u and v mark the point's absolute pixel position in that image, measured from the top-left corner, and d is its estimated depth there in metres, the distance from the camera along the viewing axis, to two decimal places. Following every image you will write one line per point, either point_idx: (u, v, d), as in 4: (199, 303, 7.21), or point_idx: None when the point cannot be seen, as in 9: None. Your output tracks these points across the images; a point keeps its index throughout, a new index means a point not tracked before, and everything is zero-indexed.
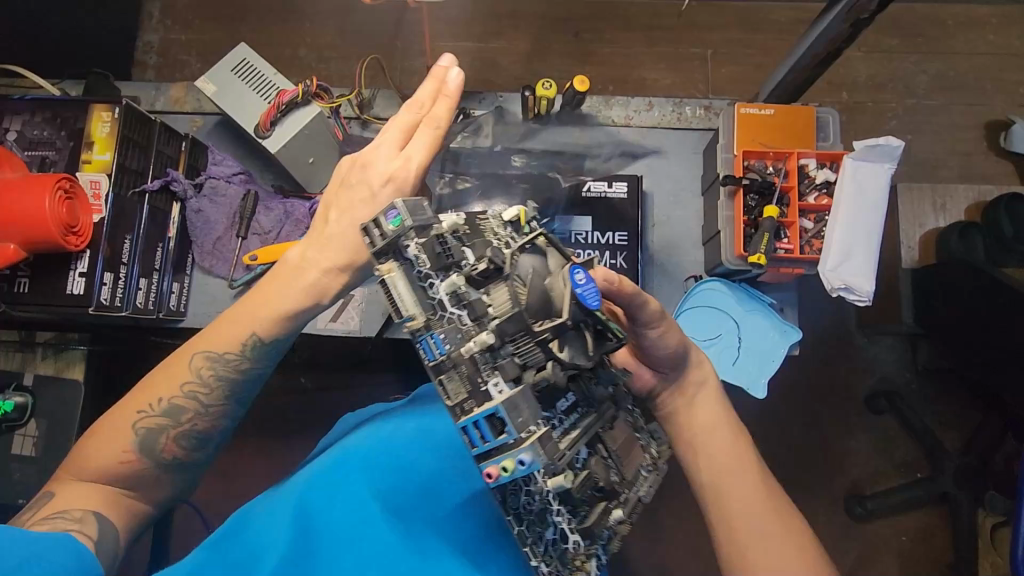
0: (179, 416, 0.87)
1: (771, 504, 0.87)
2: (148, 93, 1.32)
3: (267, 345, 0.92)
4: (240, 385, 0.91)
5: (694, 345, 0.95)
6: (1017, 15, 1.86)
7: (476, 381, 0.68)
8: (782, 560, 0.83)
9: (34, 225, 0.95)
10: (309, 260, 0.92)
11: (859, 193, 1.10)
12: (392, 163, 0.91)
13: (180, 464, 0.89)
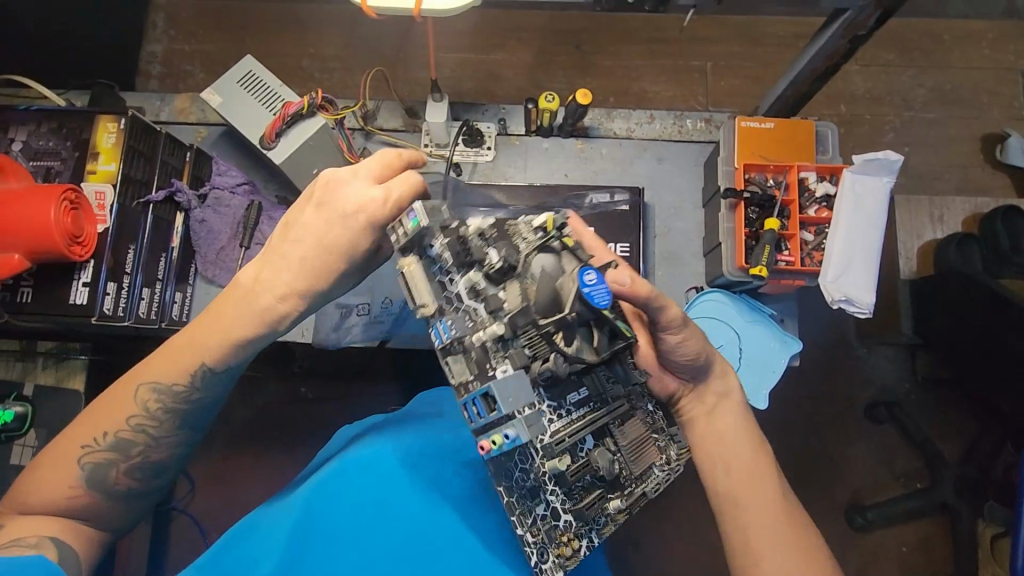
0: (128, 450, 0.87)
1: (788, 518, 0.86)
2: (153, 103, 1.33)
3: (216, 374, 0.90)
4: (189, 414, 0.91)
5: (717, 355, 0.95)
6: (1012, 29, 1.88)
7: (480, 364, 0.73)
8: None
9: (38, 236, 0.95)
10: (262, 282, 0.89)
11: (858, 205, 1.12)
12: (361, 195, 0.86)
13: (134, 493, 0.90)
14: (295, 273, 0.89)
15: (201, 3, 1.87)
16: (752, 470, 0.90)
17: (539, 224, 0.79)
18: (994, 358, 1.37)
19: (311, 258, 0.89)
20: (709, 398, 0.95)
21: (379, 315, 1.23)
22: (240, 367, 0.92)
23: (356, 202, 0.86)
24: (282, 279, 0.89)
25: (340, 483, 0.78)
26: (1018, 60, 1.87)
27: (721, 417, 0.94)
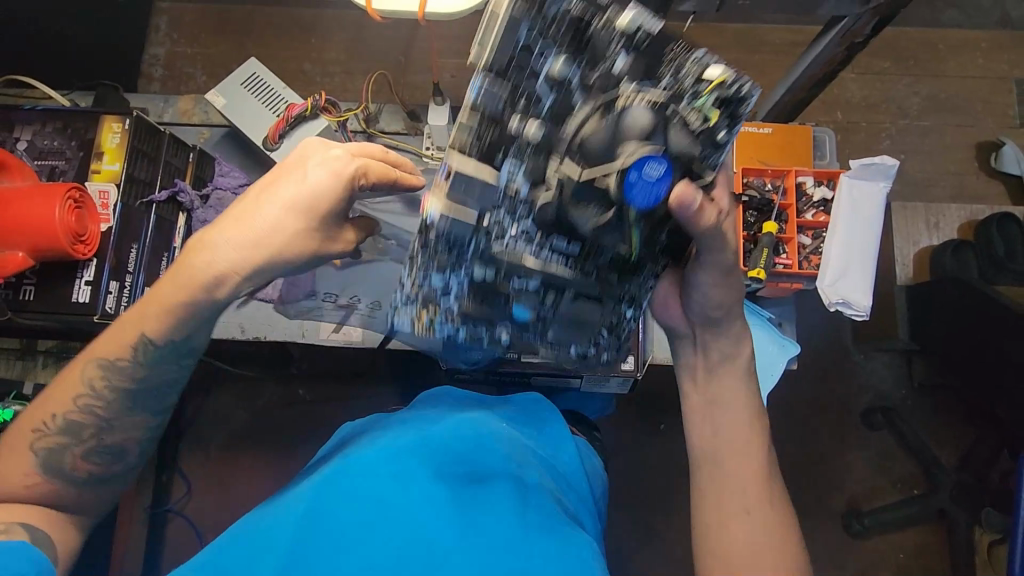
0: (79, 433, 0.85)
1: (766, 495, 0.84)
2: (157, 104, 1.34)
3: (160, 346, 0.85)
4: (141, 391, 0.87)
5: (735, 318, 0.90)
6: (1005, 40, 1.91)
7: (498, 125, 0.71)
8: (758, 550, 0.80)
9: (42, 233, 0.96)
10: (214, 244, 0.84)
11: (854, 209, 1.14)
12: (331, 162, 0.84)
13: (98, 480, 0.87)
14: (246, 240, 0.84)
15: (204, 6, 1.88)
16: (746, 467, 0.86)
17: (709, 76, 0.70)
18: (992, 364, 1.38)
19: (269, 218, 0.84)
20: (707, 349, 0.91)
21: (381, 316, 1.23)
22: (187, 339, 0.87)
23: (326, 166, 0.84)
24: (233, 248, 0.83)
25: (347, 471, 0.78)
26: (1012, 70, 1.90)
27: (720, 406, 0.89)
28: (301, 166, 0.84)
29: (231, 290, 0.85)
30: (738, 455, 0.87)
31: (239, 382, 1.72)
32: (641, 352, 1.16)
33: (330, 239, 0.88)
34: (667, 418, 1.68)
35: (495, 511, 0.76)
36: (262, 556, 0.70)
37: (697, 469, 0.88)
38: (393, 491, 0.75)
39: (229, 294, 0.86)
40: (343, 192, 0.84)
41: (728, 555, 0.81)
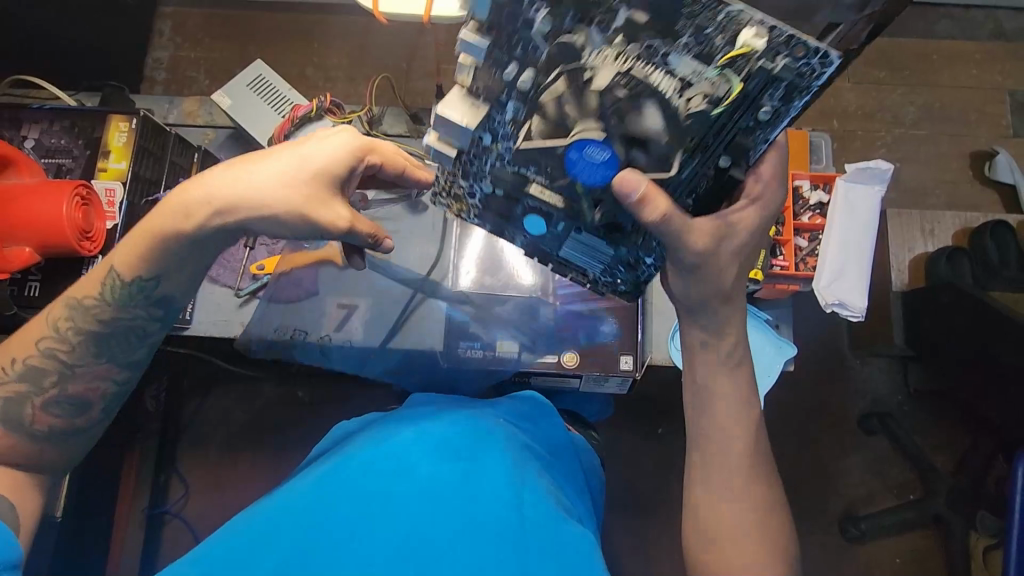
0: (40, 380, 0.91)
1: (750, 463, 0.92)
2: (162, 106, 1.36)
3: (127, 286, 0.92)
4: (105, 337, 0.93)
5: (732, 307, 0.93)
6: (998, 51, 1.94)
7: (493, 70, 0.73)
8: (740, 509, 0.90)
9: (49, 229, 0.97)
10: (205, 182, 0.87)
11: (850, 213, 1.16)
12: (344, 139, 0.92)
13: (59, 434, 0.93)
14: (233, 179, 0.86)
15: (208, 11, 1.90)
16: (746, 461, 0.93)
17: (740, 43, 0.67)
18: (988, 369, 1.40)
19: (266, 167, 0.87)
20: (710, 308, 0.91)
21: (383, 317, 1.23)
22: (156, 285, 0.93)
23: (339, 140, 0.92)
24: (217, 182, 0.86)
25: (348, 467, 0.76)
26: (1005, 80, 1.93)
27: (719, 399, 0.93)
28: (310, 134, 0.92)
29: (201, 223, 0.86)
30: (737, 447, 0.92)
31: (239, 384, 1.73)
32: (638, 352, 1.17)
33: (318, 202, 0.88)
34: (664, 422, 1.69)
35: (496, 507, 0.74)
36: (263, 550, 0.67)
37: (693, 432, 0.95)
38: (399, 483, 0.73)
39: (197, 228, 0.87)
40: (342, 161, 0.91)
41: (714, 511, 0.90)
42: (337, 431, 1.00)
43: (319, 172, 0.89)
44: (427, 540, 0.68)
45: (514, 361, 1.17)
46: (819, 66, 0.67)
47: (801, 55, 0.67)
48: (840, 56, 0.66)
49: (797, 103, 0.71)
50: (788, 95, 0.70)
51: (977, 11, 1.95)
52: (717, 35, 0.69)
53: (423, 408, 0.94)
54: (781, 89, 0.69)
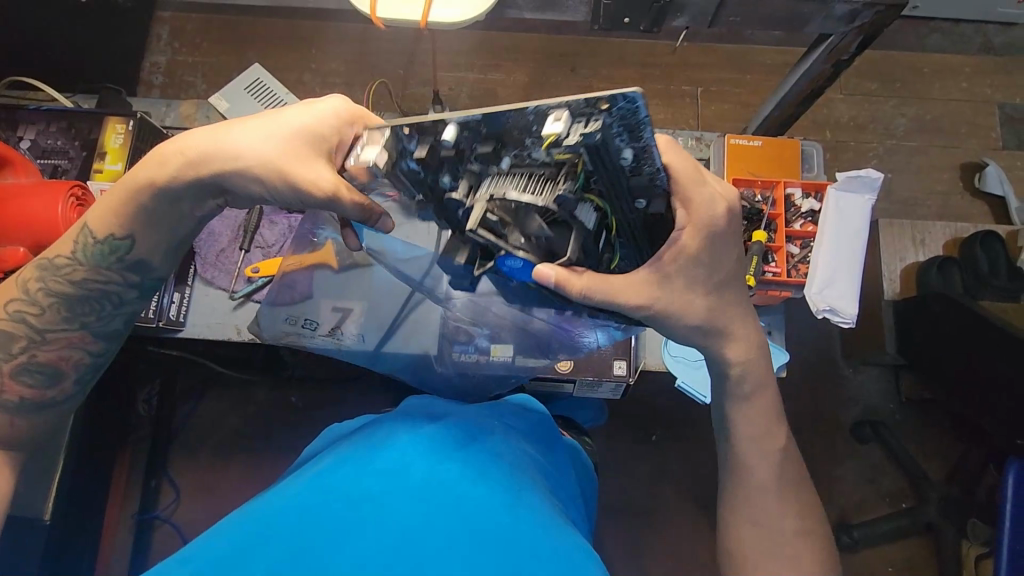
0: (11, 345, 0.92)
1: (782, 484, 0.96)
2: (159, 109, 1.35)
3: (99, 245, 0.92)
4: (78, 300, 0.94)
5: (733, 320, 0.94)
6: (988, 65, 1.97)
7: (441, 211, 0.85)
8: (770, 520, 0.94)
9: (45, 229, 0.98)
10: (186, 139, 0.88)
11: (841, 220, 1.17)
12: (330, 105, 0.91)
13: (33, 405, 0.94)
14: (213, 137, 0.87)
15: (206, 17, 1.91)
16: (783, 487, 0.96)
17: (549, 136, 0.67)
18: (977, 374, 1.41)
19: (245, 128, 0.88)
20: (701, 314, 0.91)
21: (376, 318, 1.23)
22: (130, 247, 0.93)
23: (324, 106, 0.91)
24: (199, 137, 0.88)
25: (344, 470, 0.76)
26: (995, 93, 1.96)
27: (753, 420, 0.98)
28: (303, 100, 0.92)
29: (175, 174, 0.87)
30: (773, 469, 0.96)
31: (232, 388, 1.72)
32: (631, 357, 1.20)
33: (294, 159, 0.85)
34: (658, 429, 1.69)
35: (489, 507, 0.72)
36: (257, 549, 0.66)
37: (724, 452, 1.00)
38: (396, 483, 0.73)
39: (170, 177, 0.87)
40: (326, 123, 0.89)
41: (746, 530, 0.95)
42: (328, 436, 0.99)
43: (299, 130, 0.87)
44: (424, 537, 0.67)
45: (507, 364, 1.18)
46: (629, 106, 0.64)
47: (604, 109, 0.65)
48: (631, 90, 0.62)
49: (642, 132, 0.69)
50: (632, 133, 0.69)
51: (967, 25, 1.98)
52: (539, 124, 0.69)
53: (415, 411, 0.93)
54: (618, 135, 0.69)
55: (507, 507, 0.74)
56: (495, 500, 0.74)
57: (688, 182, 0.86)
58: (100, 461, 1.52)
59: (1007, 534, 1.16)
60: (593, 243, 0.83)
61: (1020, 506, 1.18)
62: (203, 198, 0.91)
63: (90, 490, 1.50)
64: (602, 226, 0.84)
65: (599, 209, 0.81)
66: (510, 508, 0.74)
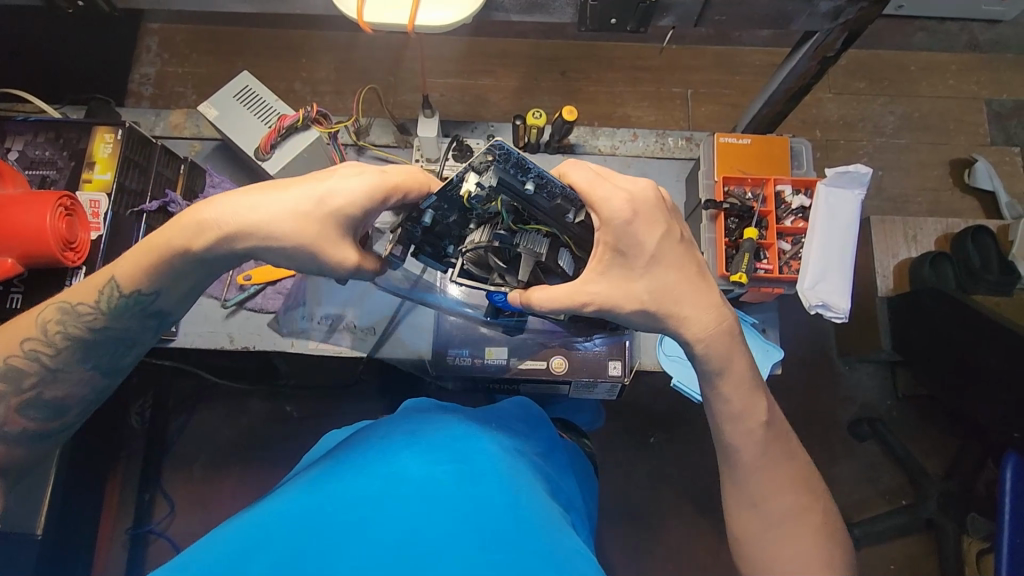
0: (20, 380, 0.89)
1: (803, 497, 0.89)
2: (148, 119, 1.40)
3: (124, 297, 0.90)
4: (93, 345, 0.92)
5: (701, 307, 0.89)
6: (973, 62, 1.99)
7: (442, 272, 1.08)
8: (792, 538, 0.87)
9: (33, 240, 0.97)
10: (218, 210, 0.84)
11: (832, 216, 1.17)
12: (370, 184, 0.86)
13: (34, 436, 0.93)
14: (245, 207, 0.84)
15: (195, 26, 1.91)
16: (763, 453, 0.89)
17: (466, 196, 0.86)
18: (971, 368, 1.41)
19: (281, 205, 0.83)
20: (641, 298, 0.89)
21: (371, 325, 1.23)
22: (154, 300, 0.92)
23: (361, 188, 0.85)
24: (238, 209, 0.84)
25: (348, 472, 0.75)
26: (981, 90, 1.98)
27: (762, 442, 0.89)
28: (336, 169, 0.87)
29: (210, 244, 0.84)
30: (794, 481, 0.89)
31: (227, 399, 1.71)
32: (626, 357, 1.17)
33: (328, 241, 0.85)
34: (656, 431, 1.69)
35: (487, 507, 0.72)
36: (256, 551, 0.64)
37: (730, 476, 0.91)
38: (401, 484, 0.72)
39: (207, 247, 0.84)
40: (361, 202, 0.85)
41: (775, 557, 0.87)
42: (322, 447, 0.98)
43: (335, 211, 0.85)
44: (428, 535, 0.66)
45: (502, 367, 1.18)
46: (502, 152, 0.83)
47: (491, 160, 0.83)
48: (494, 141, 0.80)
49: (525, 165, 0.84)
50: (521, 167, 0.84)
51: (952, 23, 2.00)
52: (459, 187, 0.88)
53: (410, 413, 0.92)
54: (512, 174, 0.85)
55: (509, 511, 0.73)
56: (498, 501, 0.73)
57: (593, 185, 0.86)
58: (91, 475, 1.50)
59: (1006, 529, 1.16)
60: (552, 258, 0.94)
61: (1020, 500, 1.18)
62: (235, 260, 0.89)
63: (82, 506, 1.48)
64: (557, 243, 0.95)
65: (548, 234, 0.94)
66: (508, 509, 0.73)
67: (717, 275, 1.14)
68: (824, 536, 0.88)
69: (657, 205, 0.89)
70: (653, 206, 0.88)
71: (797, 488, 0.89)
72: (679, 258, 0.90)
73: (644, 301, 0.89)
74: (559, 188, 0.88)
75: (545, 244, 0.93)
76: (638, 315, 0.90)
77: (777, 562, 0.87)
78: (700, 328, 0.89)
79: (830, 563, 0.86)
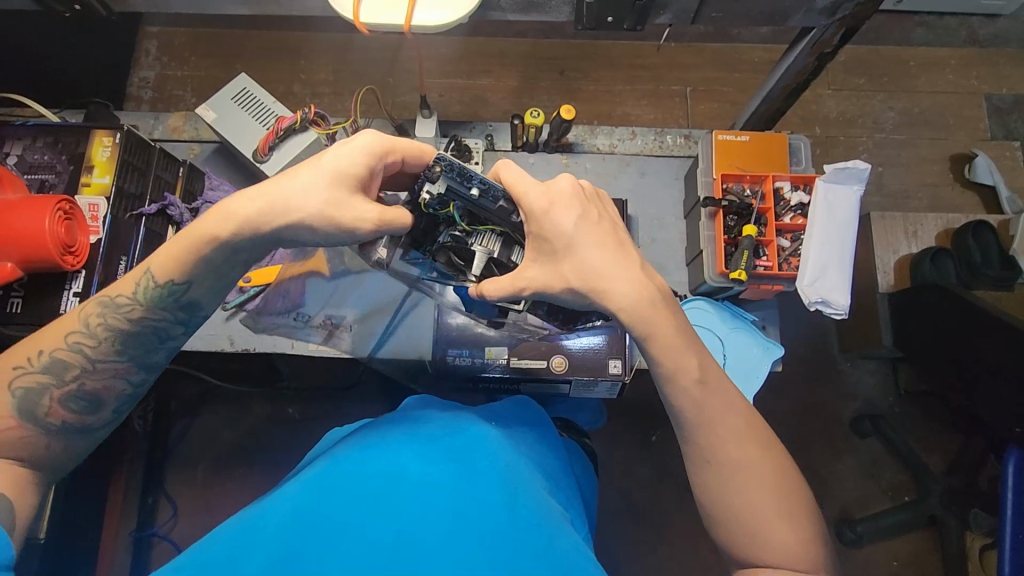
0: (63, 372, 0.87)
1: (765, 453, 0.84)
2: (148, 122, 1.41)
3: (161, 288, 0.89)
4: (131, 335, 0.91)
5: (621, 279, 0.86)
6: (974, 57, 1.99)
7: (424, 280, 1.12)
8: (755, 498, 0.81)
9: (32, 245, 0.97)
10: (236, 199, 0.85)
11: (830, 212, 1.16)
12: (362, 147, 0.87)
13: (71, 432, 0.89)
14: (259, 192, 0.85)
15: (194, 30, 1.91)
16: (709, 408, 0.84)
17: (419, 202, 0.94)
18: (969, 365, 1.41)
19: (290, 181, 0.85)
20: (568, 280, 0.87)
21: (371, 325, 1.23)
22: (188, 289, 0.91)
23: (355, 150, 0.87)
24: (254, 196, 0.85)
25: (343, 470, 0.74)
26: (981, 85, 1.97)
27: (714, 401, 0.85)
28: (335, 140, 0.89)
29: (233, 232, 0.84)
30: (746, 438, 0.84)
31: (228, 401, 1.72)
32: (627, 356, 1.17)
33: (338, 204, 0.84)
34: (658, 429, 1.69)
35: (479, 505, 0.71)
36: (257, 551, 0.64)
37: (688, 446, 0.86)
38: (397, 483, 0.72)
39: (232, 237, 0.85)
40: (360, 162, 0.87)
41: (743, 522, 0.81)
42: (320, 445, 0.97)
43: (338, 176, 0.85)
44: (420, 536, 0.66)
45: (502, 367, 1.18)
46: (448, 164, 0.90)
47: (439, 169, 0.91)
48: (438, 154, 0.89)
49: (468, 174, 0.90)
50: (465, 176, 0.91)
51: (951, 18, 1.99)
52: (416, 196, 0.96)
53: (406, 411, 0.92)
54: (458, 181, 0.91)
55: (502, 506, 0.72)
56: (489, 497, 0.73)
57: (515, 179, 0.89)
58: (95, 478, 1.50)
59: (1009, 524, 1.16)
60: (501, 253, 0.96)
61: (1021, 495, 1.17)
62: (261, 248, 0.89)
63: (86, 510, 1.49)
64: (508, 240, 0.97)
65: (501, 233, 0.97)
66: (501, 505, 0.72)
67: (715, 274, 1.14)
68: (787, 490, 0.82)
69: (574, 195, 0.90)
70: (571, 197, 0.89)
71: (757, 441, 0.84)
72: (602, 236, 0.88)
73: (572, 283, 0.87)
74: (501, 192, 0.92)
75: (498, 243, 0.96)
76: (569, 296, 0.89)
77: (744, 521, 0.81)
78: (621, 299, 0.85)
79: (794, 515, 0.81)
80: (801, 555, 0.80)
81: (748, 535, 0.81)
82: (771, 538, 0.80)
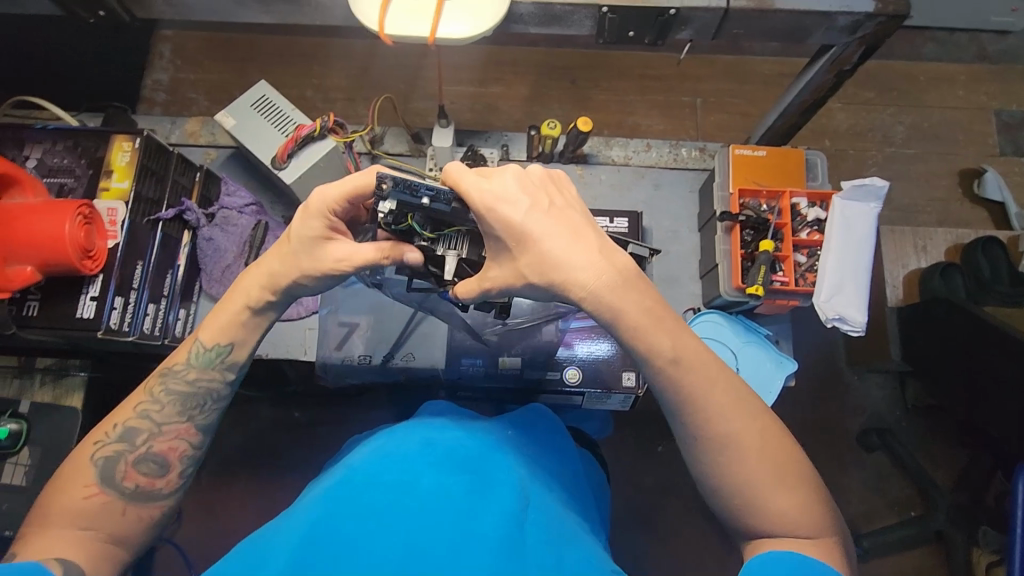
0: (135, 439, 0.86)
1: (756, 422, 0.77)
2: (164, 126, 1.43)
3: (211, 353, 0.91)
4: (193, 394, 0.91)
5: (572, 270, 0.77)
6: (983, 72, 1.99)
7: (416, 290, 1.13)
8: (753, 473, 0.75)
9: (51, 248, 0.97)
10: (240, 287, 0.92)
11: (848, 227, 1.16)
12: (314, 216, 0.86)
13: (143, 497, 0.83)
14: (250, 278, 0.90)
15: (208, 34, 1.92)
16: (686, 383, 0.78)
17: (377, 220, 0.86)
18: (978, 381, 1.41)
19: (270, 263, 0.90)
20: (525, 276, 0.79)
21: (384, 332, 1.23)
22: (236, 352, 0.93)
23: (311, 223, 0.86)
24: (246, 287, 0.91)
25: (339, 488, 0.72)
26: (990, 100, 1.98)
27: (692, 374, 0.78)
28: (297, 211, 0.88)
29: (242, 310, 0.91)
30: (733, 407, 0.78)
31: (234, 405, 1.71)
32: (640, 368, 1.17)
33: (313, 263, 0.87)
34: (664, 441, 1.68)
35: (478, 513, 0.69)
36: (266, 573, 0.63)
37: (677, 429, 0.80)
38: (398, 493, 0.70)
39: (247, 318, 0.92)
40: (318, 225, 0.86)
41: (745, 500, 0.75)
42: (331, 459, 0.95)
43: (308, 250, 0.88)
44: (420, 548, 0.65)
45: (515, 377, 1.18)
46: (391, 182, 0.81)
47: (385, 189, 0.81)
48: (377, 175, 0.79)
49: (416, 185, 0.81)
50: (412, 189, 0.81)
51: (961, 33, 2.00)
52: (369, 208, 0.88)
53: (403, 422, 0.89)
54: (407, 197, 0.82)
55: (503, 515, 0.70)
56: (489, 505, 0.71)
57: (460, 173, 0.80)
58: None
59: (1019, 542, 1.15)
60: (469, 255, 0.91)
61: None
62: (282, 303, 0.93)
63: None
64: (472, 238, 0.90)
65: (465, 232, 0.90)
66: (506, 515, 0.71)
67: (731, 287, 1.15)
68: (782, 453, 0.77)
69: (525, 181, 0.80)
70: (520, 185, 0.79)
71: (742, 409, 0.78)
72: (553, 223, 0.78)
73: (528, 276, 0.79)
74: (452, 193, 0.82)
75: (465, 245, 0.90)
76: (532, 290, 0.81)
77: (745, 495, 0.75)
78: (580, 287, 0.77)
79: (791, 477, 0.76)
80: (806, 516, 0.74)
81: (742, 500, 0.76)
82: (775, 507, 0.74)
